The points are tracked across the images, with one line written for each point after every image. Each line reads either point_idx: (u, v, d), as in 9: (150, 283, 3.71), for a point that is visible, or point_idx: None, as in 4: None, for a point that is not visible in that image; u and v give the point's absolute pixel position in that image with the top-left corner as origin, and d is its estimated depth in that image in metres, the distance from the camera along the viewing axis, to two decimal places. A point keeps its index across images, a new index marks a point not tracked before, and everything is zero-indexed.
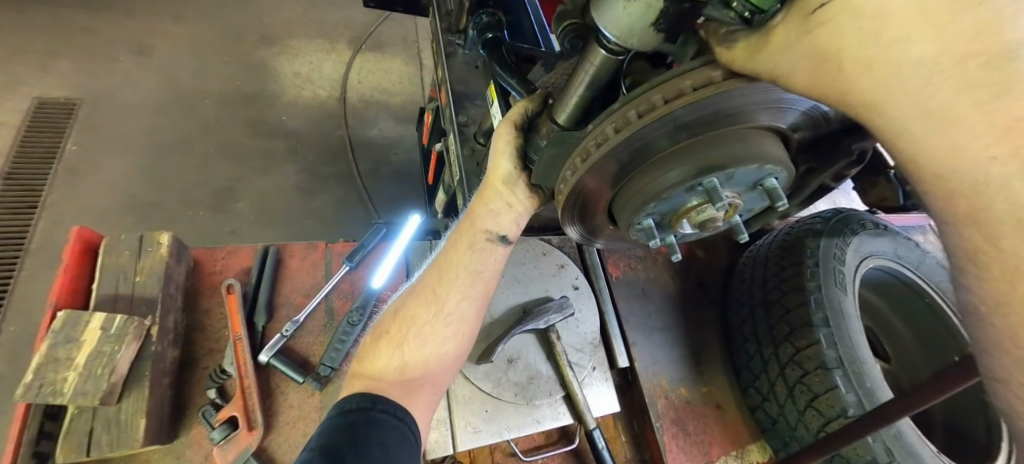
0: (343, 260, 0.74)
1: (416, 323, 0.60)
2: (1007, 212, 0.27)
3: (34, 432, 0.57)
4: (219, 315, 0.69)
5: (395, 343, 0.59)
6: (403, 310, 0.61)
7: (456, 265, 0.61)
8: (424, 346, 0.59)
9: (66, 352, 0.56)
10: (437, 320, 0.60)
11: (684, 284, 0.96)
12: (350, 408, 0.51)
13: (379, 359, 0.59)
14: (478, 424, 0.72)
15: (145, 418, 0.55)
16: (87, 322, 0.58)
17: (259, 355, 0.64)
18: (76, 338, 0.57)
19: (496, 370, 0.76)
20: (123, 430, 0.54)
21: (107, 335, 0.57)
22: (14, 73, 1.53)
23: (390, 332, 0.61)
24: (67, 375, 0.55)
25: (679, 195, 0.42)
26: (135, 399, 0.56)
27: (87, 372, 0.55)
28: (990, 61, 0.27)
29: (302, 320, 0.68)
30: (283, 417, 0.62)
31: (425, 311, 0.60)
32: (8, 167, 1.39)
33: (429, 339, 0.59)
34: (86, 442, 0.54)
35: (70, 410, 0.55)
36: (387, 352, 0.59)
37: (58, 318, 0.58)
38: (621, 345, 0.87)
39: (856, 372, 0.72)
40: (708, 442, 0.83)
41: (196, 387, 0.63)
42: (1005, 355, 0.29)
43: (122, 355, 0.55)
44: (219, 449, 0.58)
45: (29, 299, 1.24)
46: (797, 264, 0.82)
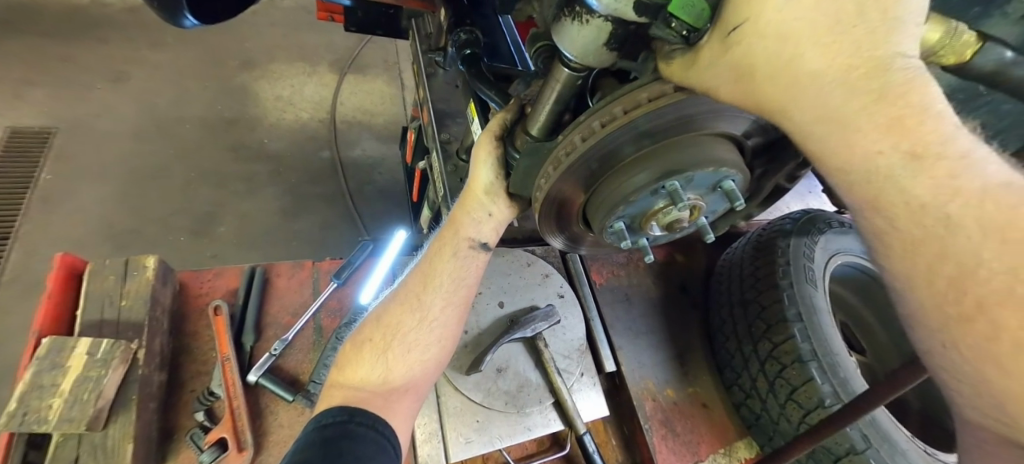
0: (331, 277, 0.75)
1: (400, 331, 0.61)
2: (896, 197, 0.30)
3: (17, 463, 0.55)
4: (207, 337, 0.68)
5: (379, 349, 0.60)
6: (388, 316, 0.62)
7: (440, 271, 0.62)
8: (409, 353, 0.60)
9: (52, 379, 0.55)
10: (422, 326, 0.61)
11: (667, 288, 0.99)
12: (328, 422, 0.52)
13: (361, 367, 0.59)
14: (470, 434, 0.73)
15: (132, 445, 0.54)
16: (73, 348, 0.57)
17: (248, 375, 0.64)
18: (61, 364, 0.56)
19: (485, 380, 0.76)
20: (110, 457, 0.53)
21: (94, 360, 0.56)
22: None
23: (374, 339, 0.61)
24: (52, 402, 0.54)
25: (645, 198, 0.44)
26: (123, 423, 0.55)
27: (73, 399, 0.54)
28: (868, 71, 0.31)
29: (290, 338, 0.68)
30: (274, 436, 0.62)
31: (410, 318, 0.61)
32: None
33: (415, 346, 0.60)
34: None
35: (55, 438, 0.54)
36: (369, 358, 0.60)
37: (42, 345, 0.58)
38: (608, 349, 0.88)
39: (830, 364, 0.75)
40: (697, 441, 0.85)
41: (183, 410, 0.63)
42: (923, 330, 0.31)
43: (109, 379, 0.55)
44: None
45: (1, 332, 1.21)
46: (770, 264, 0.86)
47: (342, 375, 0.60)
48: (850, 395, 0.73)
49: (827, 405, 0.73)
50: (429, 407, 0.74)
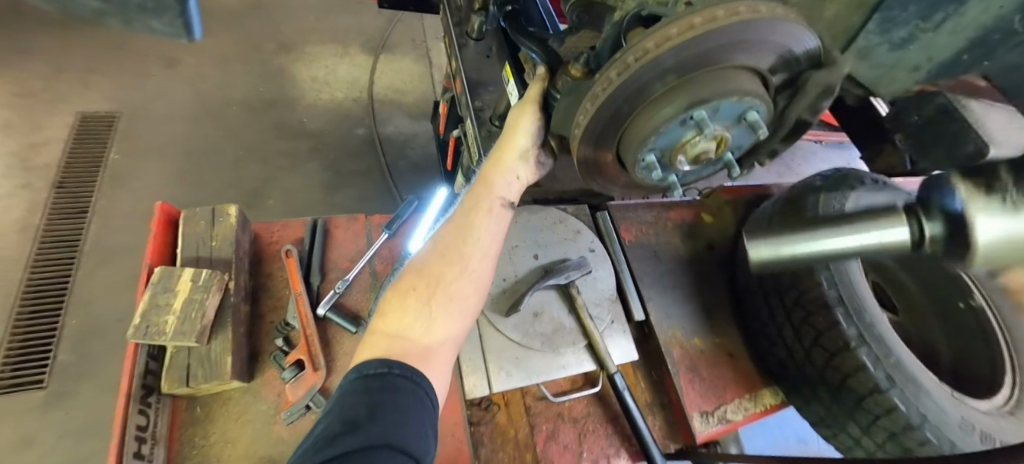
0: (383, 228, 0.82)
1: (444, 280, 0.68)
2: None
3: (141, 369, 0.62)
4: (280, 278, 0.77)
5: (424, 299, 0.66)
6: (430, 267, 0.68)
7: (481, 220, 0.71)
8: (448, 304, 0.67)
9: (166, 299, 0.64)
10: (462, 276, 0.68)
11: (694, 247, 1.04)
12: (370, 373, 0.57)
13: (406, 316, 0.64)
14: (511, 369, 0.79)
15: (230, 355, 0.63)
16: (179, 275, 0.66)
17: (317, 309, 0.72)
18: (172, 288, 0.65)
19: (523, 322, 0.83)
20: (215, 365, 0.62)
21: (197, 285, 0.65)
22: (57, 91, 1.65)
23: (417, 289, 0.67)
24: (168, 318, 0.63)
25: (674, 130, 0.50)
26: (221, 341, 0.64)
27: (183, 315, 0.63)
28: None
29: (351, 279, 0.76)
30: (340, 362, 0.70)
31: (451, 269, 0.68)
32: (59, 178, 1.51)
33: (455, 297, 0.67)
34: (185, 375, 0.61)
35: (168, 350, 0.63)
36: (415, 307, 0.65)
37: (155, 273, 0.67)
38: (637, 300, 0.94)
39: (854, 307, 0.80)
40: (723, 387, 0.91)
41: (265, 337, 0.71)
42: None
43: (210, 301, 0.64)
44: (290, 386, 0.66)
45: (88, 294, 1.35)
46: (799, 218, 0.90)
47: (384, 325, 0.64)
48: (873, 336, 0.78)
49: (852, 346, 0.78)
50: (473, 344, 0.80)
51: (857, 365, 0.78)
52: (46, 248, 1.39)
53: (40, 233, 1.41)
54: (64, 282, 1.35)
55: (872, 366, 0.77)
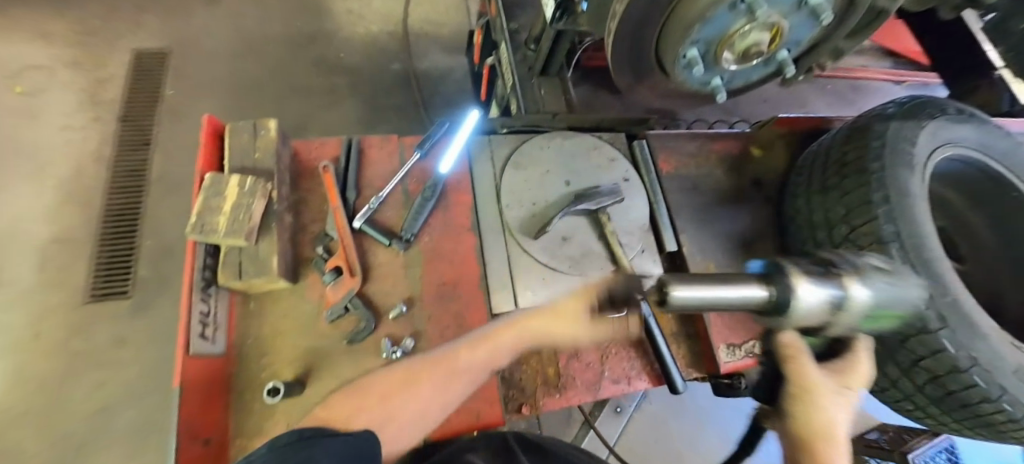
0: (415, 148, 0.84)
1: (437, 374, 0.64)
2: None
3: (199, 264, 0.67)
4: (319, 193, 0.80)
5: (409, 381, 0.64)
6: (433, 357, 0.65)
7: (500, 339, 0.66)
8: (431, 396, 0.64)
9: (216, 202, 0.68)
10: (459, 374, 0.65)
11: (740, 180, 1.01)
12: (284, 442, 0.51)
13: (379, 386, 0.63)
14: (537, 286, 0.79)
15: (276, 256, 0.68)
16: (227, 182, 0.69)
17: (353, 222, 0.76)
18: (223, 193, 0.69)
19: (552, 245, 0.83)
20: (263, 265, 0.68)
21: (244, 191, 0.69)
22: (113, 27, 1.72)
23: (414, 369, 0.65)
24: (219, 218, 0.67)
25: (722, 17, 0.66)
26: (268, 244, 0.69)
27: (233, 218, 0.67)
28: None
29: (385, 196, 0.79)
30: (377, 270, 0.76)
31: (452, 364, 0.65)
32: (123, 112, 1.60)
33: (439, 390, 0.65)
34: (238, 272, 0.67)
35: (222, 248, 0.68)
36: (393, 386, 0.64)
37: (205, 179, 0.71)
38: (670, 233, 0.92)
39: (913, 245, 0.74)
40: (756, 322, 0.93)
41: (306, 246, 0.76)
42: None
43: (257, 207, 0.68)
44: (330, 289, 0.72)
45: (155, 217, 1.46)
46: (861, 147, 0.84)
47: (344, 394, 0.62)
48: (931, 276, 0.72)
49: None
50: (501, 261, 0.80)
51: None
52: (120, 174, 1.51)
53: (112, 161, 1.53)
54: (136, 207, 1.47)
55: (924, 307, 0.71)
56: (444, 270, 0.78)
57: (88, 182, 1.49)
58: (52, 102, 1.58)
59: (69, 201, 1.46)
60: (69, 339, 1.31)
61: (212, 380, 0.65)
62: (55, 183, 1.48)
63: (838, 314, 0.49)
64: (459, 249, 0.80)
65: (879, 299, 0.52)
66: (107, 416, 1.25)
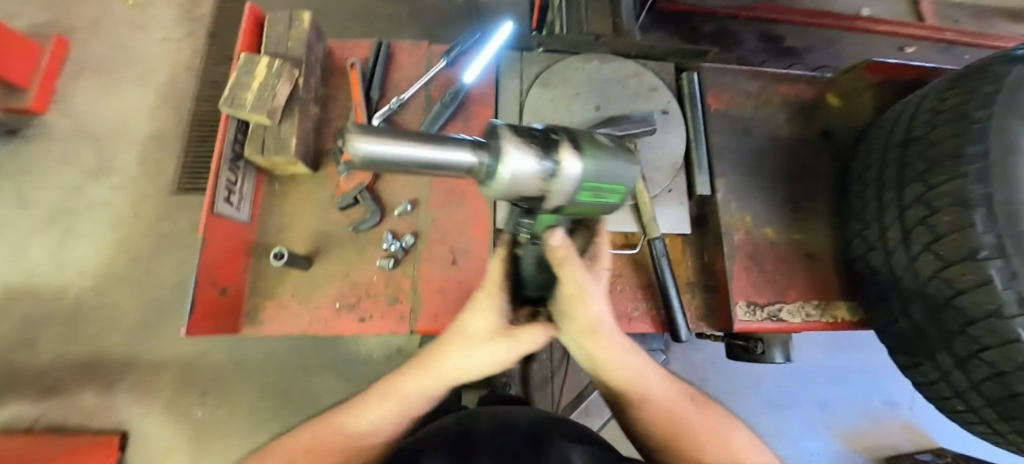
0: (442, 56, 0.84)
1: (355, 414, 0.65)
2: None
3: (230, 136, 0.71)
4: (346, 92, 0.83)
5: (326, 427, 0.64)
6: (351, 404, 0.66)
7: (399, 392, 0.65)
8: (353, 432, 0.64)
9: (247, 81, 0.71)
10: (374, 416, 0.65)
11: (804, 129, 0.91)
12: None
13: (306, 436, 0.64)
14: None
15: (294, 138, 0.71)
16: (258, 64, 0.73)
17: (372, 120, 0.79)
18: (253, 73, 0.72)
19: None
20: (283, 144, 0.71)
21: (272, 73, 0.72)
22: None
23: (329, 418, 0.65)
24: (247, 94, 0.70)
25: None
26: (289, 126, 0.72)
27: (259, 96, 0.70)
28: None
29: (406, 99, 0.81)
30: None
31: (366, 409, 0.65)
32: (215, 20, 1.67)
33: (360, 428, 0.64)
34: (261, 148, 0.71)
35: (251, 125, 0.72)
36: (322, 433, 0.64)
37: (241, 60, 0.75)
38: (705, 175, 0.85)
39: (1006, 211, 0.58)
40: (787, 285, 0.82)
41: (327, 138, 0.79)
42: None
43: (281, 88, 0.71)
44: (344, 179, 0.75)
45: None
46: (969, 92, 0.65)
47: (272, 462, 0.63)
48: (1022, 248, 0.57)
49: (978, 259, 0.59)
50: None
51: (981, 280, 0.59)
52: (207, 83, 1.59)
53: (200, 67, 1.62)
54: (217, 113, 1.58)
55: (1001, 285, 0.58)
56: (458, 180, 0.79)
57: (177, 83, 1.60)
58: (156, 16, 1.66)
59: (160, 100, 1.59)
60: (159, 222, 1.48)
61: (233, 240, 0.69)
62: (149, 81, 1.60)
63: (549, 186, 0.46)
64: None
65: (592, 172, 0.49)
66: (184, 291, 1.43)
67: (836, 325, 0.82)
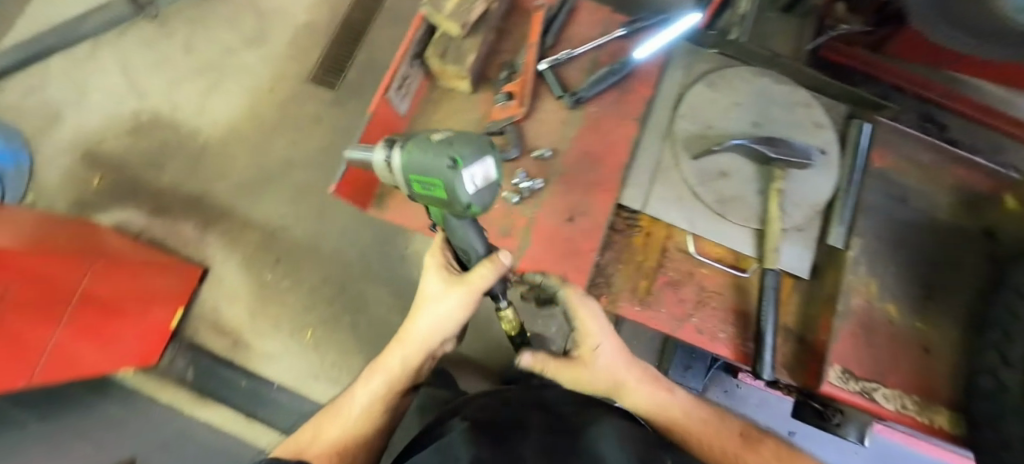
0: (623, 24, 0.83)
1: (341, 404, 0.64)
2: None
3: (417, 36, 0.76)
4: (522, 32, 0.85)
5: (324, 420, 0.63)
6: (342, 398, 0.66)
7: (382, 365, 0.66)
8: (346, 416, 0.63)
9: None
10: (360, 395, 0.65)
11: (963, 220, 0.84)
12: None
13: (322, 428, 0.62)
14: (672, 202, 0.78)
15: (473, 56, 0.74)
16: None
17: (539, 64, 0.80)
18: None
19: (706, 174, 0.79)
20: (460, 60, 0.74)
21: None
22: None
23: (326, 412, 0.65)
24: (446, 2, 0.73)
25: None
26: (470, 45, 0.75)
27: (457, 7, 0.73)
28: None
29: (576, 55, 0.81)
30: (539, 116, 0.79)
31: (358, 389, 0.65)
32: None
33: (353, 409, 0.63)
34: (440, 56, 0.75)
35: (438, 33, 0.76)
36: (331, 421, 0.62)
37: None
38: (842, 228, 0.79)
39: None
40: (890, 368, 0.77)
41: (492, 69, 0.82)
42: None
43: (477, 7, 0.73)
44: (498, 108, 0.78)
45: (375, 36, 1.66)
46: None
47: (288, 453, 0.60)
48: None
49: None
50: (649, 164, 0.79)
51: None
52: None
53: None
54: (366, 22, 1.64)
55: None
56: (595, 146, 0.79)
57: None
58: None
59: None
60: (287, 101, 1.59)
61: (389, 128, 0.75)
62: None
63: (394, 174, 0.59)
64: (612, 135, 0.79)
65: (415, 168, 0.54)
66: (288, 169, 1.54)
67: (937, 436, 0.73)
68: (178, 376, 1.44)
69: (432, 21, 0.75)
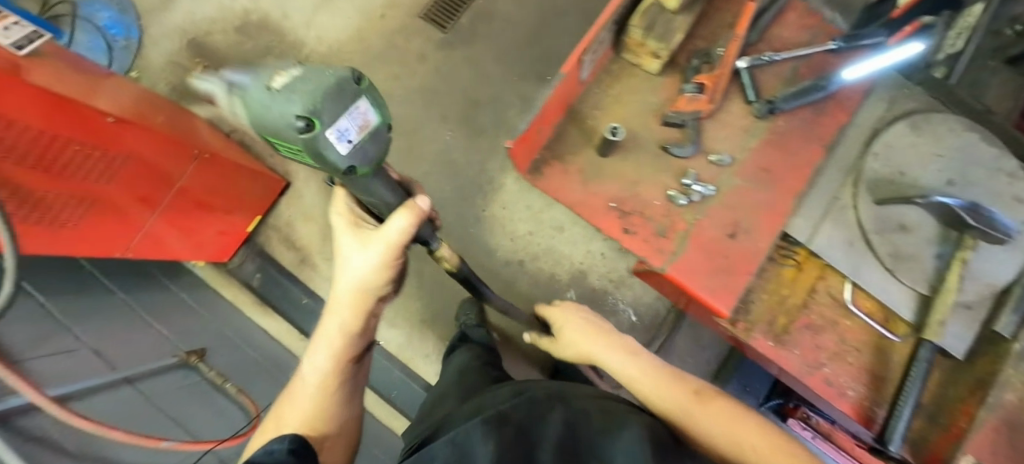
0: (837, 38, 0.80)
1: (296, 385, 0.69)
2: None
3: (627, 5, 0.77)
4: (723, 24, 0.83)
5: (282, 408, 0.67)
6: (296, 377, 0.70)
7: (320, 336, 0.71)
8: (304, 399, 0.66)
9: None
10: (312, 372, 0.69)
11: None
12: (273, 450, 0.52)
13: (277, 415, 0.66)
14: (841, 243, 0.73)
15: (680, 36, 0.75)
16: None
17: (738, 61, 0.79)
18: None
19: (886, 223, 0.72)
20: (668, 39, 0.75)
21: None
22: None
23: (285, 397, 0.69)
24: None
25: None
26: (675, 26, 0.76)
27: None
28: None
29: (778, 59, 0.80)
30: (723, 116, 0.78)
31: (303, 369, 0.70)
32: None
33: (310, 388, 0.67)
34: (645, 31, 0.76)
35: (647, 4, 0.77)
36: (290, 406, 0.67)
37: None
38: (1015, 319, 0.71)
39: None
40: None
41: (682, 56, 0.81)
42: None
43: None
44: (685, 98, 0.77)
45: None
46: None
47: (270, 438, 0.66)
48: None
49: None
50: (825, 198, 0.74)
51: None
52: None
53: None
54: None
55: None
56: (774, 164, 0.76)
57: None
58: None
59: None
60: (395, 35, 1.62)
61: (569, 94, 0.74)
62: None
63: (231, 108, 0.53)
64: (795, 157, 0.76)
65: (257, 110, 0.48)
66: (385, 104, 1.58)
67: None
68: (243, 280, 1.56)
69: None
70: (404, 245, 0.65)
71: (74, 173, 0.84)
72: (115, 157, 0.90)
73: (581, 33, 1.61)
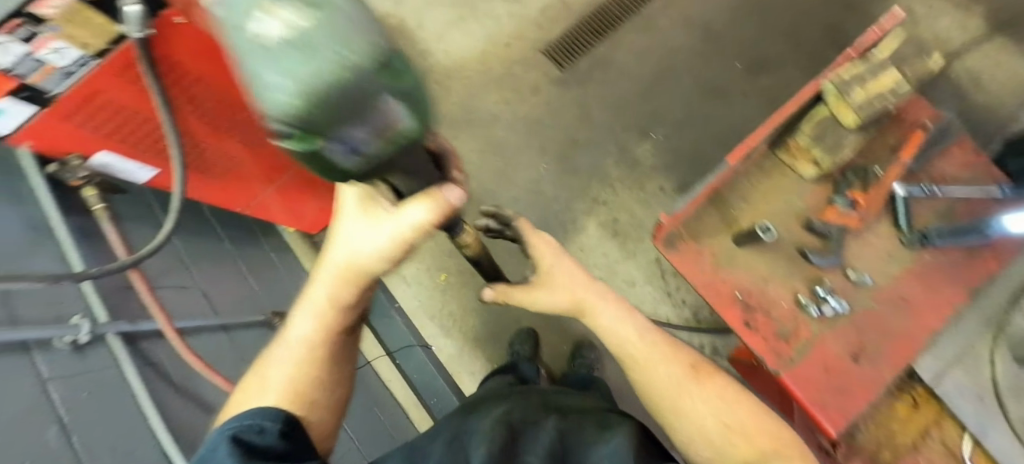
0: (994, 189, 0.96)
1: (279, 346, 0.63)
2: None
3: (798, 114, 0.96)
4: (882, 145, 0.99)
5: (259, 374, 0.61)
6: (279, 337, 0.64)
7: (306, 299, 0.63)
8: (284, 365, 0.61)
9: (851, 91, 0.91)
10: (292, 338, 0.62)
11: None
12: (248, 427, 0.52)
13: (249, 385, 0.61)
14: (970, 390, 0.93)
15: (847, 152, 0.94)
16: (861, 85, 0.91)
17: (898, 187, 0.95)
18: (855, 88, 0.91)
19: (1013, 383, 0.93)
20: (831, 153, 0.94)
21: (870, 95, 0.91)
22: None
23: (259, 362, 0.63)
24: (842, 104, 0.93)
25: None
26: (837, 144, 0.94)
27: (857, 110, 0.92)
28: None
29: (935, 194, 0.96)
30: (875, 237, 0.95)
31: (288, 334, 0.63)
32: None
33: (286, 359, 0.61)
34: (812, 142, 0.95)
35: (818, 115, 0.96)
36: (257, 378, 0.61)
37: (846, 68, 0.93)
38: None
39: None
40: None
41: (845, 164, 0.97)
42: None
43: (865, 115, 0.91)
44: (836, 206, 0.95)
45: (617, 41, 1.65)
46: None
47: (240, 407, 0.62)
48: None
49: None
50: (961, 351, 0.96)
51: None
52: None
53: None
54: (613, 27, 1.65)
55: None
56: (914, 297, 0.92)
57: None
58: None
59: None
60: (514, 63, 1.66)
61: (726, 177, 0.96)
62: None
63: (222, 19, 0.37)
64: (940, 295, 0.93)
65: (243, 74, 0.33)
66: (491, 124, 1.64)
67: None
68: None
69: (826, 101, 0.95)
70: (419, 235, 0.51)
71: (229, 130, 0.97)
72: (267, 125, 1.03)
73: (690, 99, 1.61)
